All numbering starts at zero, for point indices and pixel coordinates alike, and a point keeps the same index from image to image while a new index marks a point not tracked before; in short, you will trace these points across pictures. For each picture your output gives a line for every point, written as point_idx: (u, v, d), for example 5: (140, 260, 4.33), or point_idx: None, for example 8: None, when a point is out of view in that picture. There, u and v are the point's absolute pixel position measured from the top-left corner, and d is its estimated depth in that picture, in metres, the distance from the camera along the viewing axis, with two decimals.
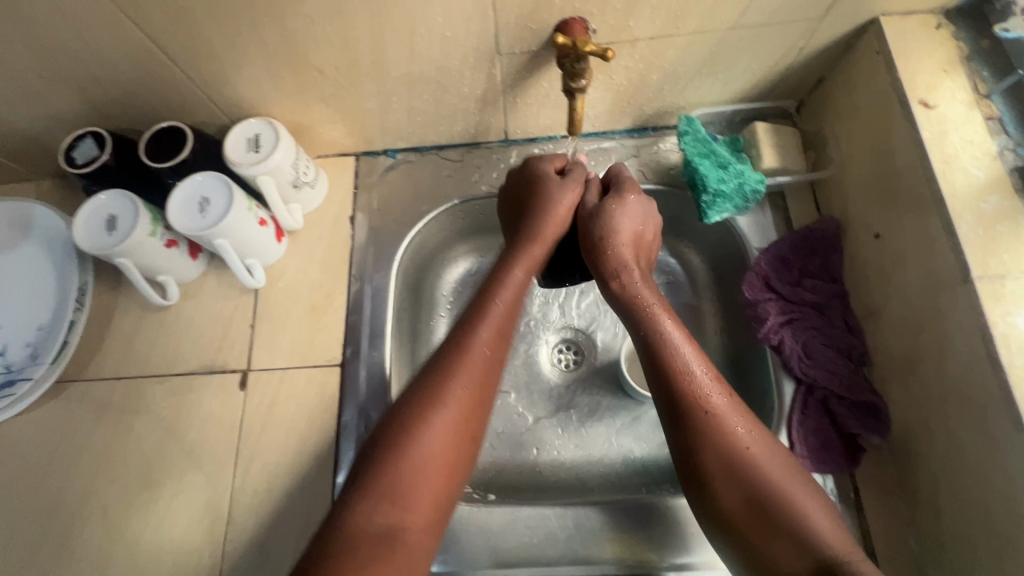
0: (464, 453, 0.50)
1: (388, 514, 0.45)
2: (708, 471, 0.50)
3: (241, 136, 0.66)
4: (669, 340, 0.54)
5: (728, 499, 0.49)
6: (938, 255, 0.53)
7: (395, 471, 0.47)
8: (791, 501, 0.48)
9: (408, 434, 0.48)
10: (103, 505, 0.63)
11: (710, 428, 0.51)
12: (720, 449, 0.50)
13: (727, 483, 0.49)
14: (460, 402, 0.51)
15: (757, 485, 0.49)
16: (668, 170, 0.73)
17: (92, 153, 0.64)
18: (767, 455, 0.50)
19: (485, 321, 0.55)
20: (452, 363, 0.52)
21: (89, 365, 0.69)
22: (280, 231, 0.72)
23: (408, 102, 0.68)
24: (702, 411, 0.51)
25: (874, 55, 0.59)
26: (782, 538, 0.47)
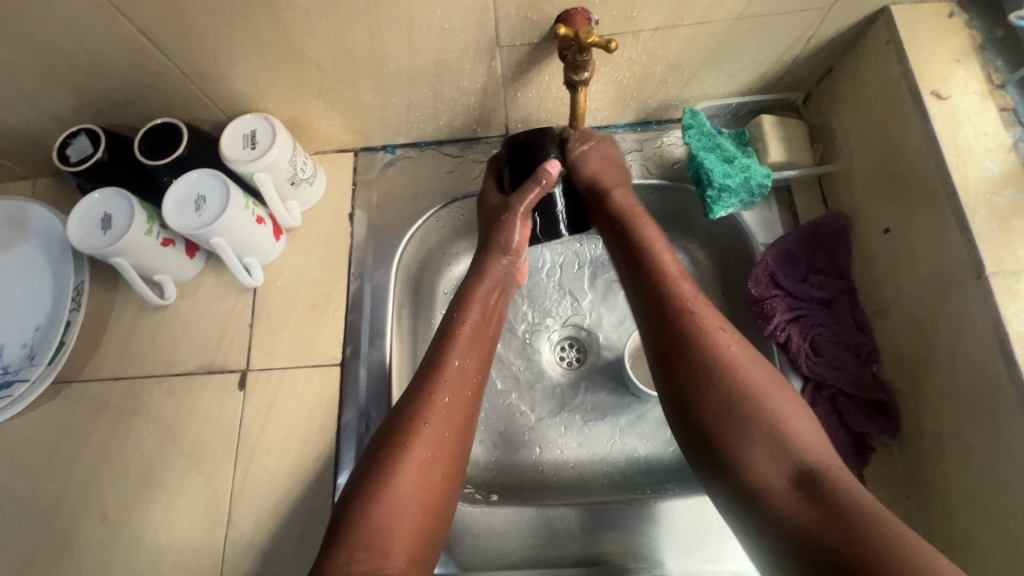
0: (439, 494, 0.52)
1: (365, 563, 0.46)
2: (690, 378, 0.52)
3: (238, 133, 0.64)
4: (662, 262, 0.58)
5: (708, 406, 0.51)
6: (951, 250, 0.52)
7: (370, 519, 0.48)
8: (776, 413, 0.50)
9: (381, 476, 0.50)
10: (103, 506, 0.63)
11: (697, 334, 0.53)
12: (705, 355, 0.52)
13: (712, 398, 0.51)
14: (431, 438, 0.52)
15: (740, 390, 0.51)
16: (672, 164, 0.72)
17: (85, 151, 0.63)
18: (749, 362, 0.52)
19: (452, 351, 0.57)
20: (421, 403, 0.54)
21: (87, 365, 0.68)
22: (279, 228, 0.71)
23: (406, 97, 0.66)
24: (688, 315, 0.54)
25: (885, 45, 0.58)
26: (758, 443, 0.49)
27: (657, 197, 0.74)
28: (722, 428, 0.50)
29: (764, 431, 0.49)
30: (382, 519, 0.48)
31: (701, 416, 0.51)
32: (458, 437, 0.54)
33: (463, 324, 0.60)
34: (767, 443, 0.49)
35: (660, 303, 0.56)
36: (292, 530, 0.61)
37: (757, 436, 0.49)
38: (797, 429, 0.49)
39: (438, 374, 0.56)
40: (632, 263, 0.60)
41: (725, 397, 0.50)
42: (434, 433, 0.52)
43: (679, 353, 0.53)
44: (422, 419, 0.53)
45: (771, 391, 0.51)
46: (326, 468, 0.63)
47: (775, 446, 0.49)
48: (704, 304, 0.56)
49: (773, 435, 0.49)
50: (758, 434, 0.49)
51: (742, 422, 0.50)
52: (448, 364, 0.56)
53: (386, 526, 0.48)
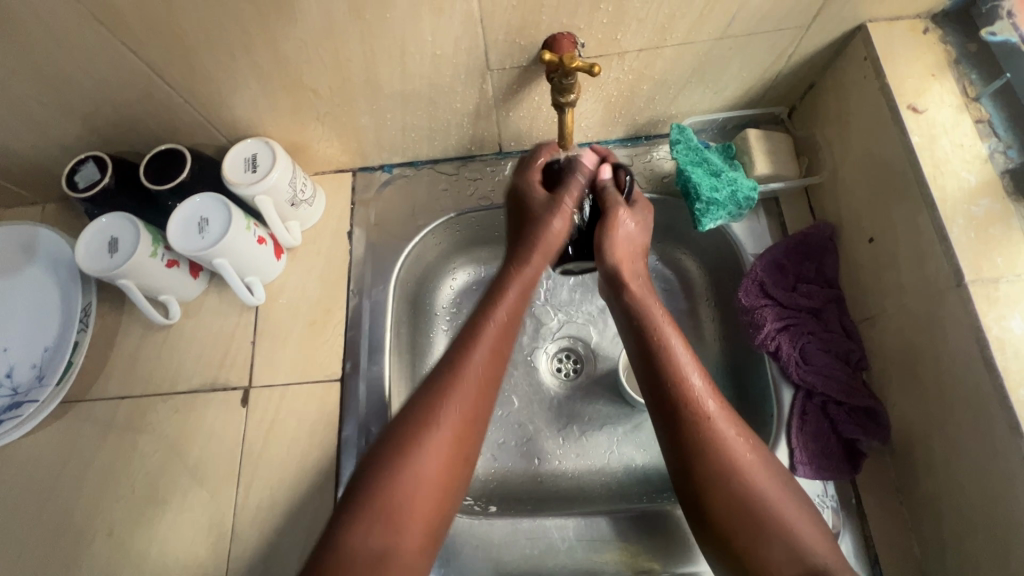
0: (458, 477, 0.53)
1: (380, 533, 0.48)
2: (709, 484, 0.51)
3: (239, 157, 0.66)
4: (679, 366, 0.56)
5: (727, 515, 0.50)
6: (931, 259, 0.53)
7: (391, 493, 0.50)
8: (778, 514, 0.50)
9: (400, 453, 0.51)
10: (110, 523, 0.64)
11: (711, 442, 0.52)
12: (720, 461, 0.51)
13: (722, 493, 0.51)
14: (453, 421, 0.54)
15: (755, 498, 0.50)
16: (662, 178, 0.74)
17: (93, 177, 0.65)
18: (761, 470, 0.51)
19: (477, 345, 0.57)
20: (446, 382, 0.55)
21: (94, 384, 0.70)
22: (279, 248, 0.73)
23: (401, 118, 0.69)
24: (701, 415, 0.53)
25: (863, 61, 0.60)
26: (774, 550, 0.49)
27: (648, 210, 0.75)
28: (741, 536, 0.50)
29: (776, 539, 0.49)
30: (398, 496, 0.50)
31: (721, 523, 0.50)
32: (477, 423, 0.55)
33: (492, 315, 0.59)
34: (783, 550, 0.49)
35: (669, 401, 0.55)
36: (294, 543, 0.62)
37: (775, 545, 0.49)
38: (805, 532, 0.49)
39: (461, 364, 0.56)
40: (642, 352, 0.59)
41: (744, 508, 0.50)
42: (455, 416, 0.54)
43: (695, 457, 0.52)
44: (448, 402, 0.54)
45: (782, 493, 0.51)
46: (327, 482, 0.64)
47: (789, 551, 0.48)
48: (718, 403, 0.54)
49: (786, 541, 0.49)
50: (772, 540, 0.49)
51: (760, 534, 0.49)
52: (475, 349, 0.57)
53: (400, 497, 0.50)
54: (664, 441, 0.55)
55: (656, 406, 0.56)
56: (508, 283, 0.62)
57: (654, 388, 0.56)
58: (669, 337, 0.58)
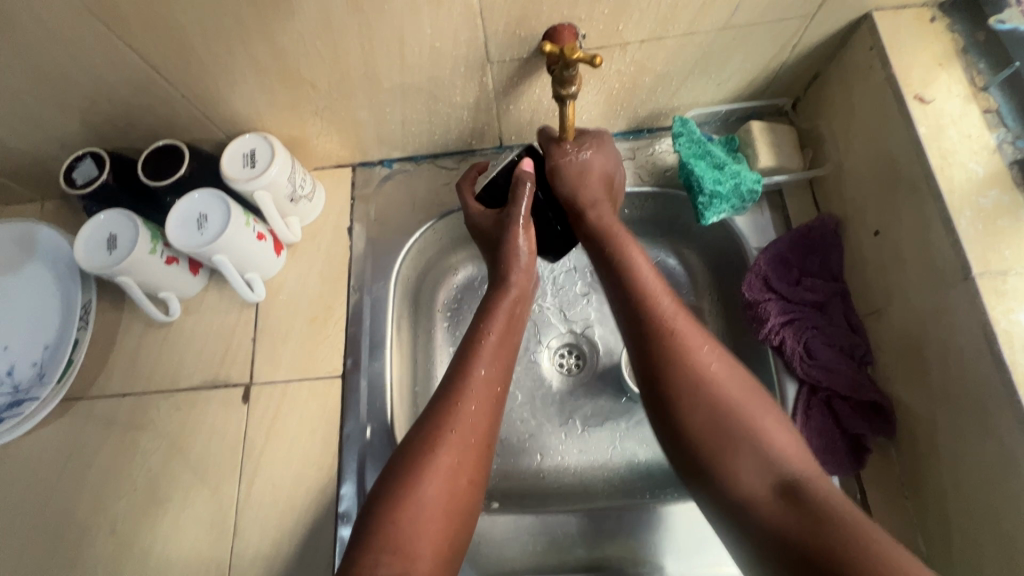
0: (461, 498, 0.51)
1: (392, 567, 0.45)
2: (680, 394, 0.52)
3: (237, 152, 0.66)
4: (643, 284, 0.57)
5: (698, 427, 0.51)
6: (938, 252, 0.52)
7: (398, 516, 0.47)
8: (749, 422, 0.50)
9: (406, 478, 0.49)
10: (112, 520, 0.64)
11: (677, 349, 0.53)
12: (689, 374, 0.52)
13: (692, 404, 0.51)
14: (456, 446, 0.52)
15: (724, 406, 0.51)
16: (664, 171, 0.73)
17: (91, 173, 0.65)
18: (728, 378, 0.52)
19: (478, 361, 0.57)
20: (447, 416, 0.53)
21: (96, 382, 0.70)
22: (279, 244, 0.72)
23: (401, 113, 0.68)
24: (668, 329, 0.54)
25: (868, 51, 0.59)
26: (744, 458, 0.49)
27: (651, 204, 0.75)
28: (710, 446, 0.50)
29: (747, 446, 0.49)
30: (408, 530, 0.47)
31: (690, 432, 0.51)
32: (482, 449, 0.53)
33: (489, 335, 0.58)
34: (753, 455, 0.49)
35: (637, 319, 0.56)
36: (296, 540, 0.62)
37: (743, 453, 0.49)
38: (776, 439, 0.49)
39: (464, 383, 0.55)
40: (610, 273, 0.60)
41: (711, 417, 0.51)
42: (459, 442, 0.52)
43: (665, 370, 0.53)
44: (449, 426, 0.52)
45: (752, 403, 0.51)
46: (328, 479, 0.64)
47: (759, 459, 0.48)
48: (683, 318, 0.55)
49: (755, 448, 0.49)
50: (742, 447, 0.49)
51: (730, 443, 0.49)
52: (471, 390, 0.55)
53: (413, 529, 0.47)
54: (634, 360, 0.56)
55: (625, 323, 0.57)
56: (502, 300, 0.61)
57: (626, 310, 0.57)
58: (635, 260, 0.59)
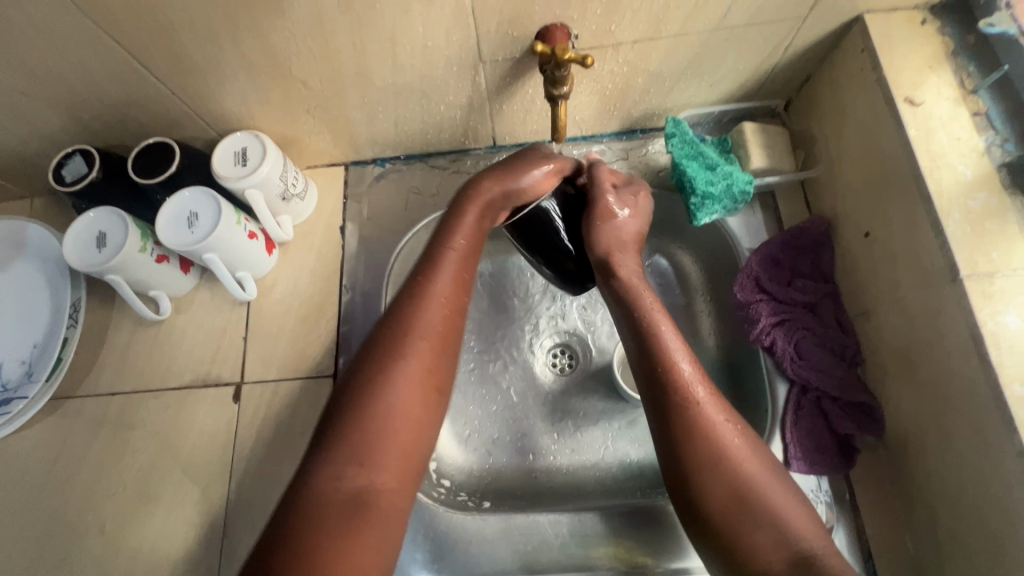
0: (429, 408, 0.50)
1: (352, 480, 0.45)
2: (702, 471, 0.50)
3: (228, 150, 0.66)
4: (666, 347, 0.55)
5: (718, 499, 0.49)
6: (927, 254, 0.52)
7: (361, 425, 0.46)
8: (768, 499, 0.49)
9: (368, 385, 0.48)
10: (100, 520, 0.64)
11: (700, 424, 0.51)
12: (712, 450, 0.50)
13: (713, 478, 0.49)
14: (423, 357, 0.51)
15: (747, 484, 0.49)
16: (658, 172, 0.73)
17: (80, 170, 0.64)
18: (749, 453, 0.51)
19: (439, 278, 0.54)
20: (408, 319, 0.52)
21: (85, 381, 0.69)
22: (271, 242, 0.72)
23: (393, 111, 0.68)
24: (693, 401, 0.52)
25: (860, 53, 0.59)
26: (763, 536, 0.47)
27: None
28: (730, 522, 0.48)
29: (767, 525, 0.48)
30: (373, 442, 0.46)
31: (708, 509, 0.49)
32: (445, 356, 0.52)
33: (451, 247, 0.55)
34: (771, 534, 0.47)
35: (660, 388, 0.53)
36: None
37: (763, 531, 0.47)
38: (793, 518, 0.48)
39: (425, 290, 0.53)
40: (632, 332, 0.57)
41: (733, 494, 0.49)
42: (425, 352, 0.51)
43: (687, 444, 0.51)
44: (416, 333, 0.51)
45: (773, 480, 0.50)
46: None
47: (777, 537, 0.47)
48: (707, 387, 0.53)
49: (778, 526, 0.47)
50: (765, 525, 0.48)
51: (750, 521, 0.48)
52: (433, 290, 0.53)
53: (374, 442, 0.46)
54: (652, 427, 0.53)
55: (643, 387, 0.55)
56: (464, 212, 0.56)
57: (647, 374, 0.54)
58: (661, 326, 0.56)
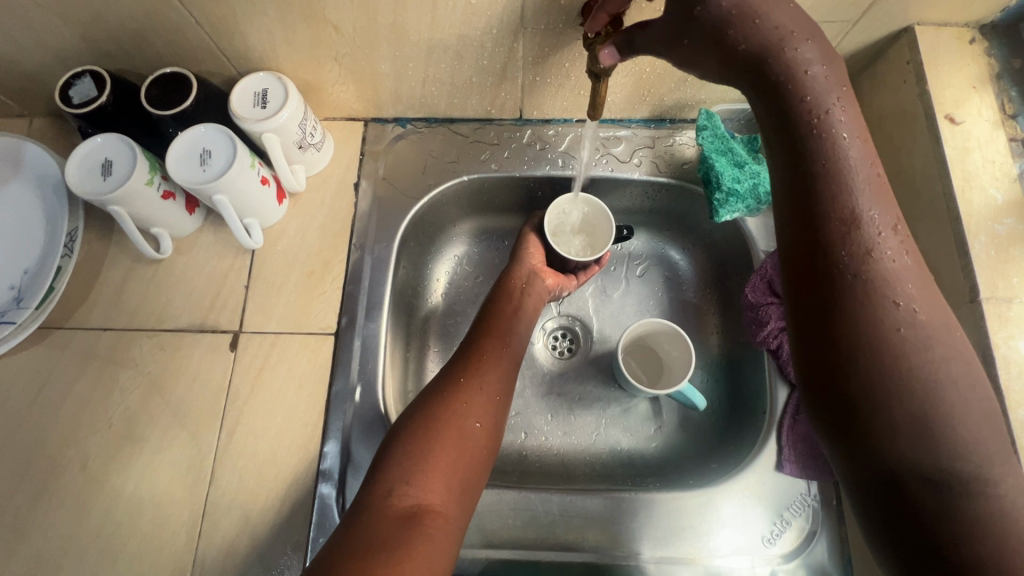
0: (489, 437, 0.55)
1: (406, 496, 0.47)
2: (858, 350, 0.42)
3: (248, 90, 0.63)
4: (845, 185, 0.44)
5: (875, 382, 0.41)
6: (948, 272, 0.52)
7: (425, 444, 0.51)
8: (938, 397, 0.40)
9: (435, 411, 0.54)
10: (83, 456, 0.62)
11: (869, 283, 0.43)
12: (881, 336, 0.42)
13: (871, 350, 0.42)
14: (482, 395, 0.57)
15: (918, 385, 0.40)
16: (681, 164, 0.73)
17: (89, 93, 0.61)
18: (932, 337, 0.42)
19: (506, 335, 0.64)
20: (476, 365, 0.59)
21: (76, 313, 0.67)
22: (282, 191, 0.70)
23: (424, 70, 0.66)
24: (866, 276, 0.43)
25: (904, 65, 0.58)
26: (907, 443, 0.40)
27: (664, 194, 0.76)
28: (879, 420, 0.41)
29: (927, 441, 0.40)
30: (433, 458, 0.50)
31: (854, 389, 0.42)
32: (506, 397, 0.59)
33: (512, 302, 0.67)
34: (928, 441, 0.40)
35: (835, 245, 0.44)
36: (272, 493, 0.61)
37: (910, 433, 0.40)
38: (969, 433, 0.40)
39: (491, 343, 0.62)
40: (799, 162, 0.46)
41: (900, 386, 0.41)
42: (485, 391, 0.57)
43: (852, 328, 0.42)
44: (479, 375, 0.58)
45: (954, 388, 0.40)
46: (312, 436, 0.63)
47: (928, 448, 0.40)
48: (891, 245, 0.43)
49: (938, 441, 0.40)
50: (920, 433, 0.40)
51: (907, 426, 0.40)
52: (495, 345, 0.62)
53: (430, 461, 0.50)
54: (802, 284, 0.45)
55: (799, 231, 0.46)
56: (522, 269, 0.70)
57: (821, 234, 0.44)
58: (853, 169, 0.45)
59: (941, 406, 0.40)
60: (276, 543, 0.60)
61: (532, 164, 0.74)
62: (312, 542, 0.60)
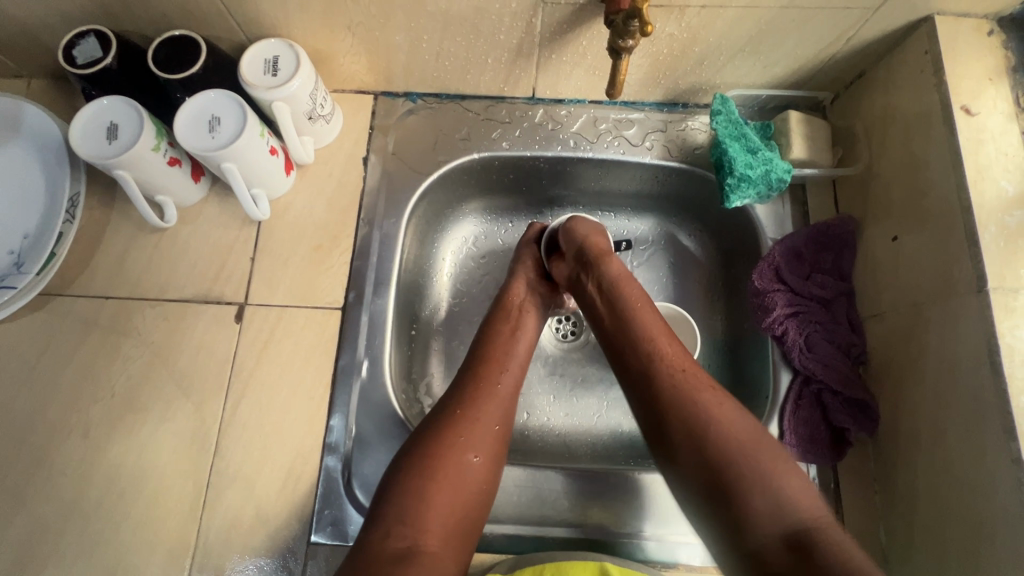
0: (490, 474, 0.54)
1: (402, 539, 0.48)
2: (688, 439, 0.50)
3: (259, 57, 0.61)
4: (653, 345, 0.57)
5: (703, 453, 0.49)
6: (957, 262, 0.53)
7: (418, 487, 0.50)
8: (758, 466, 0.48)
9: (430, 448, 0.53)
10: (84, 425, 0.61)
11: (680, 393, 0.52)
12: (697, 421, 0.50)
13: (693, 431, 0.50)
14: (479, 431, 0.55)
15: (743, 454, 0.48)
16: (693, 149, 0.73)
17: (94, 54, 0.59)
18: (738, 420, 0.51)
19: (509, 362, 0.62)
20: (477, 394, 0.57)
21: (78, 280, 0.66)
22: (290, 162, 0.69)
23: (439, 43, 0.64)
24: (680, 384, 0.53)
25: (922, 55, 0.58)
26: (761, 503, 0.46)
27: (673, 179, 0.76)
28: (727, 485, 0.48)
29: (757, 492, 0.47)
30: (427, 502, 0.50)
31: (699, 461, 0.49)
32: (507, 426, 0.58)
33: (514, 322, 0.66)
34: (764, 505, 0.46)
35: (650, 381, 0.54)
36: (277, 465, 0.61)
37: (752, 498, 0.47)
38: (790, 491, 0.47)
39: (495, 370, 0.60)
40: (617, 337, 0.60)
41: (723, 452, 0.49)
42: (483, 427, 0.55)
43: (683, 420, 0.51)
44: (478, 407, 0.56)
45: (778, 467, 0.48)
46: (318, 410, 0.63)
47: (775, 507, 0.46)
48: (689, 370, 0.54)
49: (769, 498, 0.46)
50: (756, 498, 0.46)
51: (741, 480, 0.47)
52: (498, 373, 0.60)
53: (426, 504, 0.50)
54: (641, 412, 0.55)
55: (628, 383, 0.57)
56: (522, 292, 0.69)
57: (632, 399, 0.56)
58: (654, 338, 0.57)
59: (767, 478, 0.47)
60: (280, 515, 0.60)
61: (544, 144, 0.74)
62: (317, 514, 0.60)
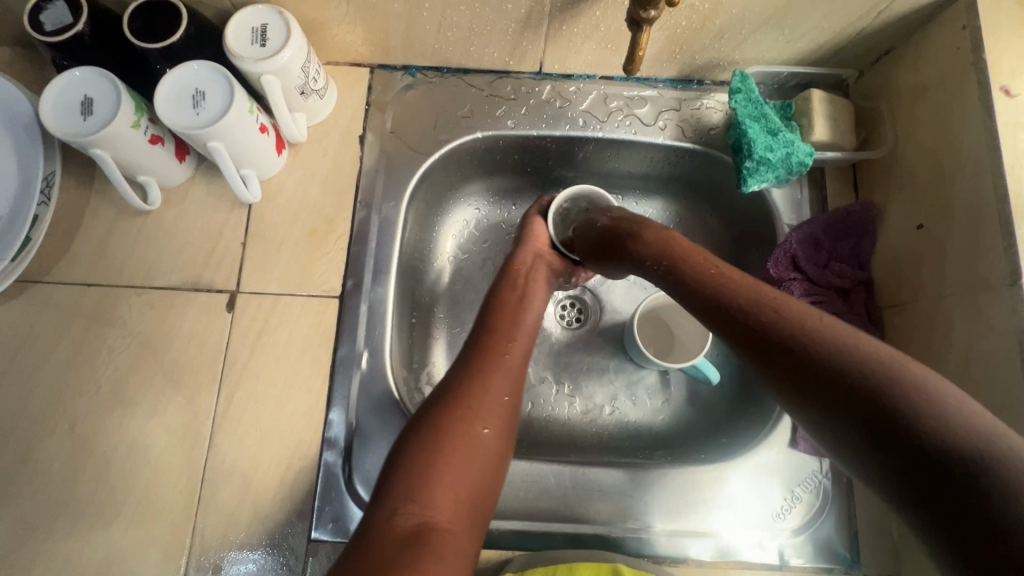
0: (501, 447, 0.51)
1: (413, 516, 0.43)
2: (772, 342, 0.40)
3: (245, 24, 0.56)
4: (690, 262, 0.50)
5: (786, 346, 0.39)
6: (989, 253, 0.51)
7: (426, 461, 0.47)
8: (865, 360, 0.36)
9: (437, 424, 0.49)
10: (70, 419, 0.58)
11: (731, 292, 0.45)
12: (770, 322, 0.41)
13: (768, 331, 0.41)
14: (490, 403, 0.52)
15: (835, 350, 0.37)
16: (708, 129, 0.70)
17: (64, 20, 0.54)
18: (810, 310, 0.41)
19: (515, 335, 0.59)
20: (485, 367, 0.54)
21: (57, 266, 0.62)
22: (281, 141, 0.65)
23: (441, 12, 0.60)
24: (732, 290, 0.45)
25: (959, 30, 0.55)
26: (880, 394, 0.34)
27: (686, 161, 0.72)
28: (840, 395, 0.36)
29: (868, 388, 0.35)
30: (437, 476, 0.46)
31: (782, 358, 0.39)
32: (518, 398, 0.55)
33: (521, 294, 0.63)
34: (895, 396, 0.34)
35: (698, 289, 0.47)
36: (275, 460, 0.59)
37: (872, 395, 0.34)
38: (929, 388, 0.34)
39: (504, 343, 0.57)
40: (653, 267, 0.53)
41: (809, 346, 0.38)
42: (493, 399, 0.52)
43: (766, 326, 0.42)
44: (486, 378, 0.54)
45: (896, 364, 0.35)
46: (316, 403, 0.60)
47: (905, 400, 0.33)
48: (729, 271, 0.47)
49: (883, 394, 0.34)
50: (878, 402, 0.34)
51: (836, 369, 0.36)
52: (504, 345, 0.57)
53: (435, 479, 0.46)
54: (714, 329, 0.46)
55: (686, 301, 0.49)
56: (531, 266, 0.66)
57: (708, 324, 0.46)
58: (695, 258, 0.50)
59: (870, 363, 0.36)
60: (279, 511, 0.58)
61: (551, 123, 0.70)
62: (318, 511, 0.58)
